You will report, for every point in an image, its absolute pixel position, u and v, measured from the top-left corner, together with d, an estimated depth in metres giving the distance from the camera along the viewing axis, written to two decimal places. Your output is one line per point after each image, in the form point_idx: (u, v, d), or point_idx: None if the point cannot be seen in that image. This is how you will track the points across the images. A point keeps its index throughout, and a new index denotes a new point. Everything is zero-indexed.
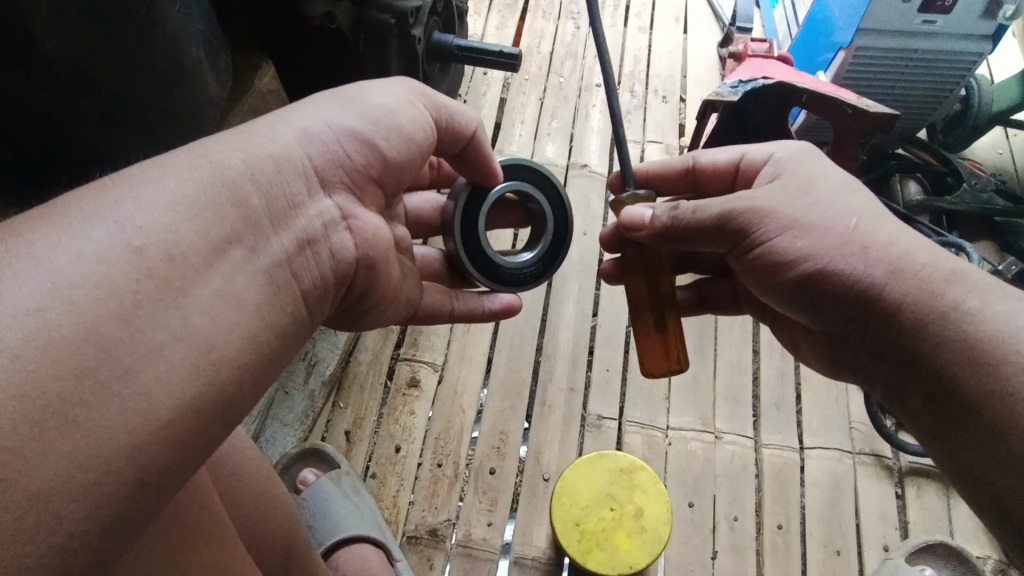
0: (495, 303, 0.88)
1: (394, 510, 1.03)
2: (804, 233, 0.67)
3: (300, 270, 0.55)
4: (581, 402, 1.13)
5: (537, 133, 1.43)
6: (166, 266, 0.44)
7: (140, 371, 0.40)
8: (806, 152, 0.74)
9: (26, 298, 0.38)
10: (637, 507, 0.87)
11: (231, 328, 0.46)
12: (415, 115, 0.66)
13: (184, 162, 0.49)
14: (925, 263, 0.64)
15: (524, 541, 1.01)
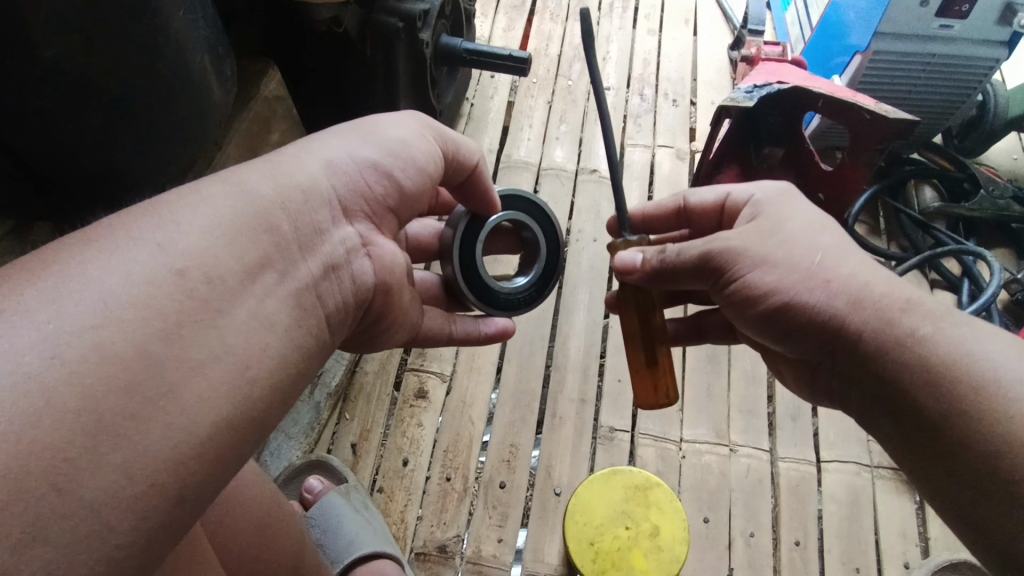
0: (490, 326, 0.84)
1: (402, 526, 1.01)
2: (768, 270, 0.65)
3: (325, 294, 0.56)
4: (592, 413, 1.11)
5: (546, 137, 1.41)
6: (206, 287, 0.45)
7: (183, 387, 0.42)
8: (784, 190, 0.71)
9: (78, 315, 0.39)
10: (653, 526, 0.85)
11: (264, 347, 0.48)
12: (429, 148, 0.66)
13: (219, 189, 0.51)
14: (882, 293, 0.61)
15: (535, 557, 0.98)
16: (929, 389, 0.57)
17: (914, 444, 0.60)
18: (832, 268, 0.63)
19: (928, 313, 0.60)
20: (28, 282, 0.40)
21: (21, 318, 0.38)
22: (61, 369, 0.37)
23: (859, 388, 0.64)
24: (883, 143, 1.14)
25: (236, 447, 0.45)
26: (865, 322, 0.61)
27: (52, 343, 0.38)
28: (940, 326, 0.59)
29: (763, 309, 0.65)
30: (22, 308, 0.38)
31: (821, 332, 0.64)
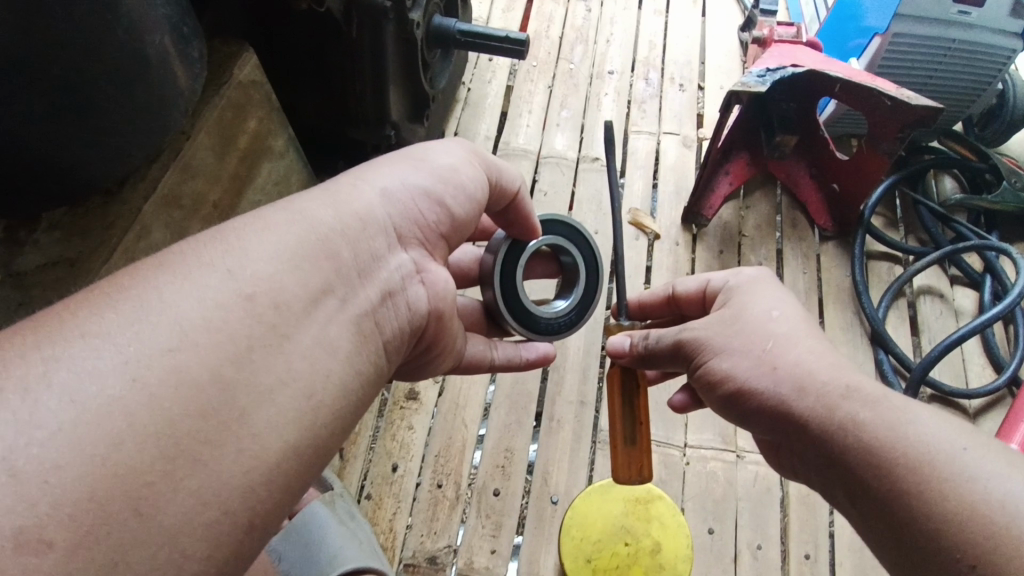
0: (532, 351, 0.75)
1: (390, 535, 0.96)
2: (723, 354, 0.63)
3: (383, 320, 0.51)
4: (592, 417, 1.05)
5: (545, 124, 1.34)
6: (274, 313, 0.43)
7: (254, 413, 0.40)
8: (760, 281, 0.68)
9: (153, 337, 0.38)
10: (654, 542, 0.80)
11: (327, 373, 0.45)
12: (478, 176, 0.61)
13: (281, 217, 0.47)
14: (824, 379, 0.58)
15: (530, 570, 0.94)
16: (880, 477, 0.53)
17: (878, 532, 0.54)
18: (782, 355, 0.61)
19: (871, 399, 0.56)
20: (102, 304, 0.39)
21: (96, 342, 0.37)
22: (140, 392, 0.36)
23: (815, 471, 0.59)
24: (903, 131, 1.06)
25: (306, 472, 0.43)
26: (809, 410, 0.57)
27: (129, 365, 0.37)
28: (882, 412, 0.55)
29: (721, 396, 0.64)
30: (101, 331, 0.38)
31: (772, 420, 0.60)
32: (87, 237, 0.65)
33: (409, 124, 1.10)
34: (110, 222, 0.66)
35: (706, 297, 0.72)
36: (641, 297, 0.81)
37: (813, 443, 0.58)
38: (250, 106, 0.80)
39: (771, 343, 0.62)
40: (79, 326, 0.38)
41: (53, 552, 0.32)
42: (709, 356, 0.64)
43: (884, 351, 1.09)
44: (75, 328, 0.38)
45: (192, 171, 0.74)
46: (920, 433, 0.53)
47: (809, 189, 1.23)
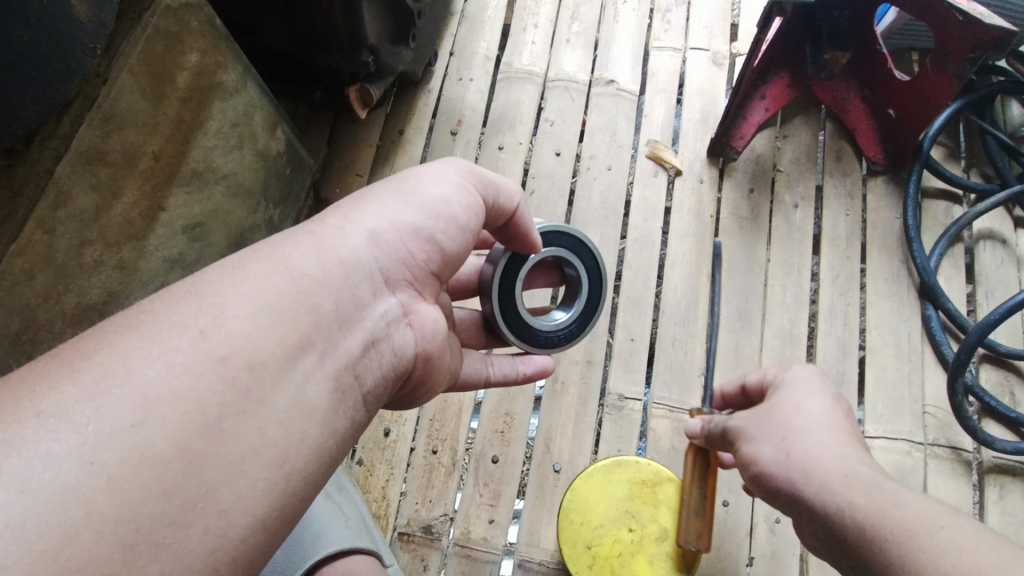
0: (530, 365, 0.66)
1: (383, 503, 0.90)
2: (747, 438, 0.58)
3: (365, 373, 0.42)
4: (599, 378, 0.96)
5: (554, 40, 1.16)
6: (250, 375, 0.34)
7: (226, 486, 0.32)
8: (811, 380, 0.61)
9: (116, 413, 0.30)
10: (661, 529, 0.74)
11: (305, 437, 0.36)
12: (474, 204, 0.50)
13: (261, 267, 0.38)
14: (830, 463, 0.52)
15: (529, 542, 0.88)
16: (875, 568, 0.45)
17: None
18: (801, 441, 0.55)
19: (869, 481, 0.49)
20: (54, 374, 0.31)
21: (53, 420, 0.29)
22: (101, 479, 0.29)
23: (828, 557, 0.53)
24: (976, 55, 0.88)
25: (283, 530, 0.36)
26: (814, 495, 0.51)
27: (89, 447, 0.29)
28: (874, 495, 0.48)
29: (749, 481, 0.58)
30: (59, 405, 0.30)
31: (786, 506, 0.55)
32: None
33: (391, 47, 0.95)
34: (15, 192, 0.55)
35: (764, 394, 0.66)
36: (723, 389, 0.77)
37: (816, 528, 0.52)
38: (187, 35, 0.67)
39: (788, 432, 0.56)
40: (35, 401, 0.30)
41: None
42: (740, 443, 0.59)
43: (935, 306, 0.97)
44: (27, 403, 0.29)
45: (117, 121, 0.61)
46: (910, 516, 0.45)
47: (858, 114, 1.07)
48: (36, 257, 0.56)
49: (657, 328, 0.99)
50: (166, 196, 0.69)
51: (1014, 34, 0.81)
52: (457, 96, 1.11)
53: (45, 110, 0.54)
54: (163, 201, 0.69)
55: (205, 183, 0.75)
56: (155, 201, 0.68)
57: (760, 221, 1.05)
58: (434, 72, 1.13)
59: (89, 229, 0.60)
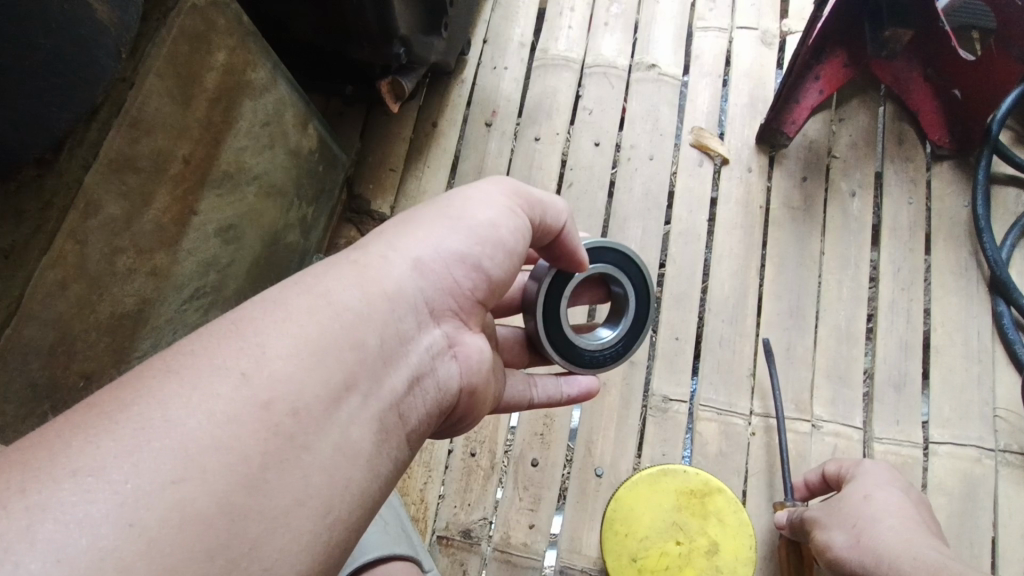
0: (574, 386, 0.62)
1: (421, 506, 0.89)
2: (824, 526, 0.67)
3: (409, 413, 0.39)
4: (642, 378, 0.92)
5: (592, 23, 1.11)
6: (294, 422, 0.32)
7: (270, 542, 0.30)
8: (885, 477, 0.70)
9: (154, 467, 0.28)
10: (710, 542, 0.70)
11: (350, 485, 0.34)
12: (522, 228, 0.47)
13: (304, 301, 0.35)
14: (898, 549, 0.59)
15: (571, 547, 0.85)
16: None
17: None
18: (873, 532, 0.62)
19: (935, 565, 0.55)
20: (91, 427, 0.28)
21: (91, 478, 0.27)
22: (142, 543, 0.26)
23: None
24: None
25: None
26: None
27: (128, 506, 0.26)
28: None
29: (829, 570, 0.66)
30: (97, 462, 0.27)
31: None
32: (20, 223, 0.53)
33: (423, 37, 0.92)
34: (47, 203, 0.54)
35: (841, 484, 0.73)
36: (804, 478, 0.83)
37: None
38: (214, 34, 0.65)
39: (862, 517, 0.65)
40: (69, 458, 0.27)
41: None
42: (816, 530, 0.68)
43: (1007, 301, 0.90)
44: (62, 461, 0.27)
45: (145, 125, 0.59)
46: None
47: (921, 95, 1.00)
48: (69, 268, 0.54)
49: (703, 327, 0.94)
50: (198, 199, 0.68)
51: None
52: (491, 85, 1.07)
53: (72, 116, 0.53)
54: (194, 205, 0.68)
55: (236, 185, 0.74)
56: (186, 205, 0.66)
57: (814, 212, 0.98)
58: (467, 61, 1.09)
59: (120, 236, 0.59)
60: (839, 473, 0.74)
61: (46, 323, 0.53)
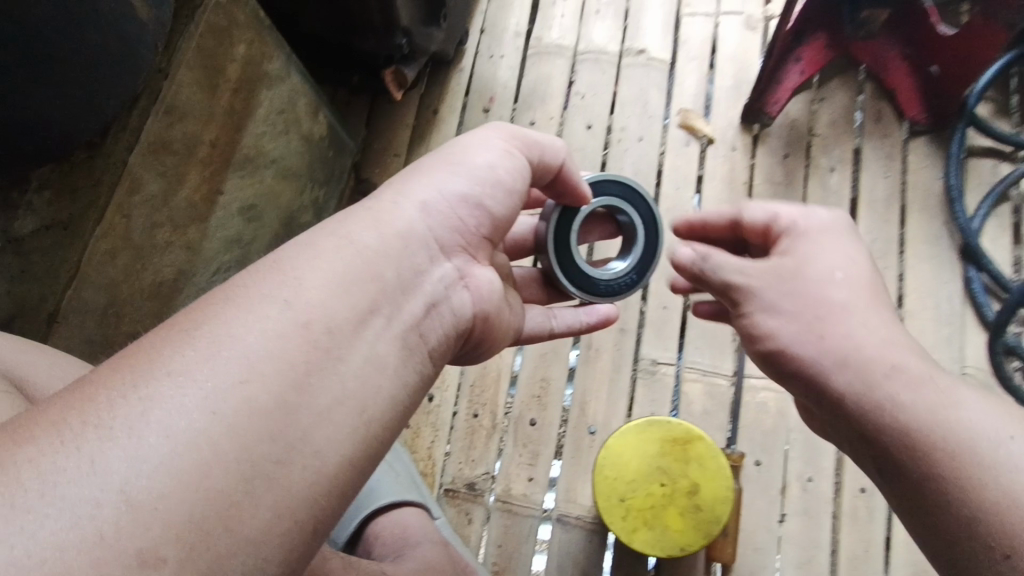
0: (594, 314, 0.69)
1: (429, 462, 0.96)
2: (768, 282, 0.58)
3: (429, 333, 0.46)
4: (632, 344, 0.99)
5: (584, 12, 1.16)
6: (329, 337, 0.39)
7: (317, 431, 0.37)
8: (836, 239, 0.59)
9: (224, 370, 0.35)
10: (691, 483, 0.77)
11: (380, 390, 0.41)
12: (518, 168, 0.54)
13: (331, 243, 0.43)
14: (870, 355, 0.51)
15: (568, 498, 0.93)
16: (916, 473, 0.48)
17: (924, 528, 0.48)
18: (833, 324, 0.54)
19: (916, 378, 0.50)
20: (175, 339, 0.36)
21: (180, 378, 0.35)
22: (222, 426, 0.34)
23: (852, 443, 0.53)
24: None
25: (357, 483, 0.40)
26: (846, 387, 0.51)
27: (210, 399, 0.34)
28: (927, 394, 0.49)
29: (759, 352, 0.58)
30: (183, 366, 0.35)
31: (835, 320, 0.54)
32: (76, 199, 0.61)
33: (423, 28, 0.99)
34: (96, 181, 0.61)
35: (771, 233, 0.62)
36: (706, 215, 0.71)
37: (852, 412, 0.51)
38: (235, 28, 0.72)
39: (828, 268, 0.56)
40: (164, 363, 0.35)
41: (168, 566, 0.31)
42: (728, 275, 0.60)
43: (977, 266, 0.96)
44: (158, 365, 0.35)
45: (178, 112, 0.67)
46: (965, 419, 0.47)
47: (900, 72, 1.04)
48: (116, 239, 0.62)
49: (690, 295, 1.01)
50: (223, 180, 0.76)
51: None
52: (488, 73, 1.14)
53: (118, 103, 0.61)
54: (221, 185, 0.75)
55: (257, 167, 0.82)
56: (213, 185, 0.74)
57: (794, 187, 1.04)
58: (466, 50, 1.16)
59: (159, 212, 0.67)
60: (773, 221, 0.62)
61: (99, 287, 0.61)
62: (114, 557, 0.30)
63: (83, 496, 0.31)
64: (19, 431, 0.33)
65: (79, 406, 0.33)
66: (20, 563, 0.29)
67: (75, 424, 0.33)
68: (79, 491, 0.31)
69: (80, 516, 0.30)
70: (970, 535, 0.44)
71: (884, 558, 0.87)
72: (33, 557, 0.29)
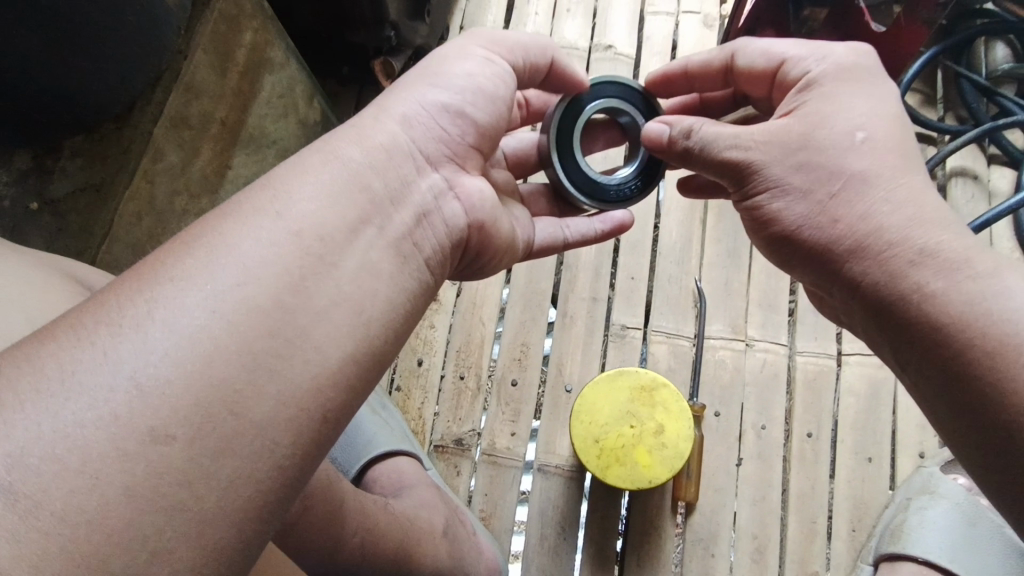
0: (607, 222, 0.77)
1: (420, 421, 1.05)
2: (782, 152, 0.60)
3: (422, 241, 0.51)
4: (603, 311, 1.09)
5: (556, 11, 1.26)
6: (321, 245, 0.43)
7: (316, 329, 0.40)
8: (865, 82, 0.61)
9: (222, 274, 0.39)
10: (657, 425, 0.86)
11: (376, 292, 0.44)
12: (494, 71, 0.61)
13: (319, 161, 0.47)
14: (892, 241, 0.56)
15: (547, 450, 1.01)
16: (933, 346, 0.53)
17: (953, 398, 0.53)
18: (851, 206, 0.58)
19: (944, 263, 0.54)
20: (179, 251, 0.40)
21: (182, 281, 0.38)
22: (220, 322, 0.37)
23: (868, 321, 0.59)
24: None
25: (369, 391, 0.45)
26: (868, 271, 0.57)
27: (210, 299, 0.38)
28: (951, 277, 0.53)
29: (775, 235, 0.63)
30: (183, 273, 0.39)
31: (850, 201, 0.58)
32: (106, 165, 0.72)
33: (410, 22, 1.07)
34: (127, 149, 0.72)
35: (778, 75, 0.66)
36: (688, 63, 0.75)
37: (879, 296, 0.57)
38: (244, 18, 0.81)
39: (848, 129, 0.59)
40: (168, 272, 0.39)
41: (177, 443, 0.35)
42: (736, 141, 0.61)
43: None
44: (163, 275, 0.39)
45: (195, 91, 0.77)
46: (1000, 308, 0.51)
47: None
48: (141, 203, 0.72)
49: (655, 265, 1.11)
50: (231, 157, 0.83)
51: None
52: None
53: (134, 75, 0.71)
54: (229, 161, 0.83)
55: (259, 146, 0.88)
56: (223, 159, 0.82)
57: None
58: None
59: (178, 180, 0.76)
60: (783, 62, 0.65)
61: (127, 246, 0.71)
62: (127, 433, 0.34)
63: (99, 383, 0.34)
64: (43, 335, 0.37)
65: (93, 310, 0.37)
66: (46, 437, 0.33)
67: (89, 325, 0.36)
68: (94, 378, 0.34)
69: (97, 400, 0.34)
70: (1005, 404, 0.49)
71: (829, 494, 0.98)
72: (55, 432, 0.33)
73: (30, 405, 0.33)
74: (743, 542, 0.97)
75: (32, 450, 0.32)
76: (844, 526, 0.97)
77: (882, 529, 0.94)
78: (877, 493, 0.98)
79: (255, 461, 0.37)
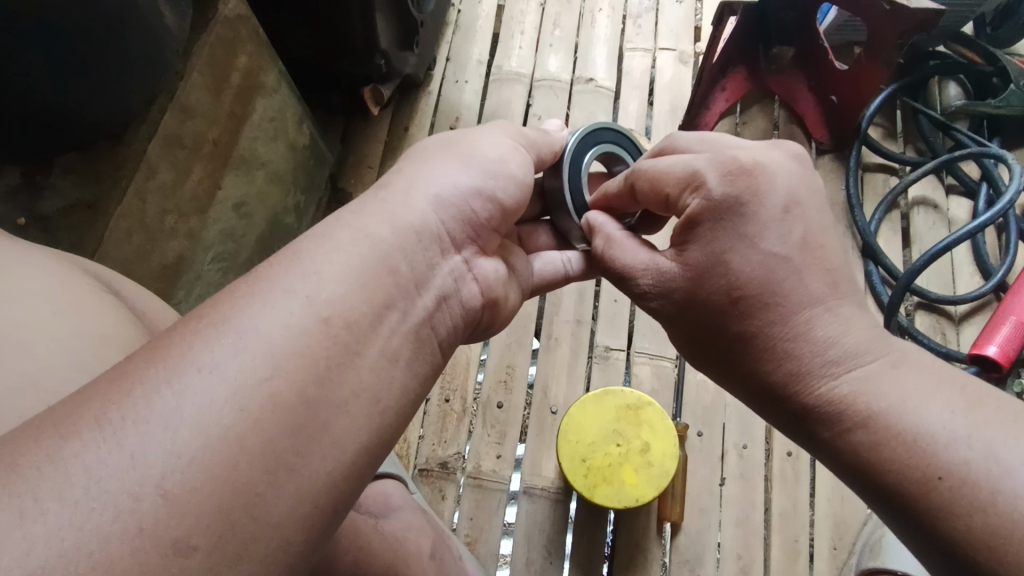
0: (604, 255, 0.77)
1: (404, 444, 1.04)
2: (676, 300, 0.61)
3: (438, 324, 0.53)
4: (587, 334, 1.11)
5: (538, 45, 1.31)
6: (348, 333, 0.42)
7: (336, 424, 0.39)
8: (741, 215, 0.56)
9: (253, 364, 0.37)
10: (643, 443, 0.87)
11: (393, 381, 0.44)
12: (523, 159, 0.65)
13: (347, 236, 0.46)
14: (787, 383, 0.57)
15: (533, 472, 1.01)
16: (850, 481, 0.55)
17: (896, 525, 0.52)
18: (742, 359, 0.60)
19: (827, 414, 0.54)
20: (205, 334, 0.38)
21: (207, 372, 0.36)
22: (249, 421, 0.36)
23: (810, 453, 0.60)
24: (904, 38, 1.01)
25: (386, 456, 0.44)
26: (779, 413, 0.60)
27: (239, 394, 0.36)
28: (836, 426, 0.54)
29: (702, 362, 0.65)
30: (211, 361, 0.37)
31: (742, 354, 0.59)
32: (97, 182, 0.74)
33: (398, 51, 1.11)
34: (119, 167, 0.75)
35: (670, 202, 0.61)
36: (605, 189, 0.71)
37: (804, 437, 0.58)
38: (238, 42, 0.88)
39: (727, 283, 0.57)
40: (194, 358, 0.36)
41: (199, 554, 0.32)
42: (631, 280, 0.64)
43: (875, 262, 1.10)
44: (190, 362, 0.36)
45: (190, 111, 0.82)
46: (889, 452, 0.50)
47: (807, 102, 1.19)
48: (132, 220, 0.76)
49: None
50: (221, 177, 0.89)
51: (940, 12, 0.94)
52: (454, 96, 1.26)
53: (124, 96, 0.72)
54: (219, 182, 0.88)
55: (250, 169, 0.94)
56: (213, 180, 0.87)
57: None
58: (433, 76, 1.28)
59: (168, 199, 0.80)
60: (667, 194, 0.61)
61: (115, 263, 0.74)
62: (152, 545, 0.31)
63: (123, 490, 0.32)
64: (60, 428, 0.33)
65: (116, 401, 0.34)
66: (68, 556, 0.30)
67: (115, 419, 0.34)
68: (120, 484, 0.32)
69: (122, 508, 0.31)
70: (932, 537, 0.48)
71: (810, 514, 1.00)
72: (80, 547, 0.30)
73: (55, 516, 0.30)
74: (728, 562, 0.97)
75: (54, 572, 0.29)
76: (825, 545, 0.98)
77: (862, 547, 0.94)
78: (856, 511, 0.99)
79: (271, 561, 0.35)
